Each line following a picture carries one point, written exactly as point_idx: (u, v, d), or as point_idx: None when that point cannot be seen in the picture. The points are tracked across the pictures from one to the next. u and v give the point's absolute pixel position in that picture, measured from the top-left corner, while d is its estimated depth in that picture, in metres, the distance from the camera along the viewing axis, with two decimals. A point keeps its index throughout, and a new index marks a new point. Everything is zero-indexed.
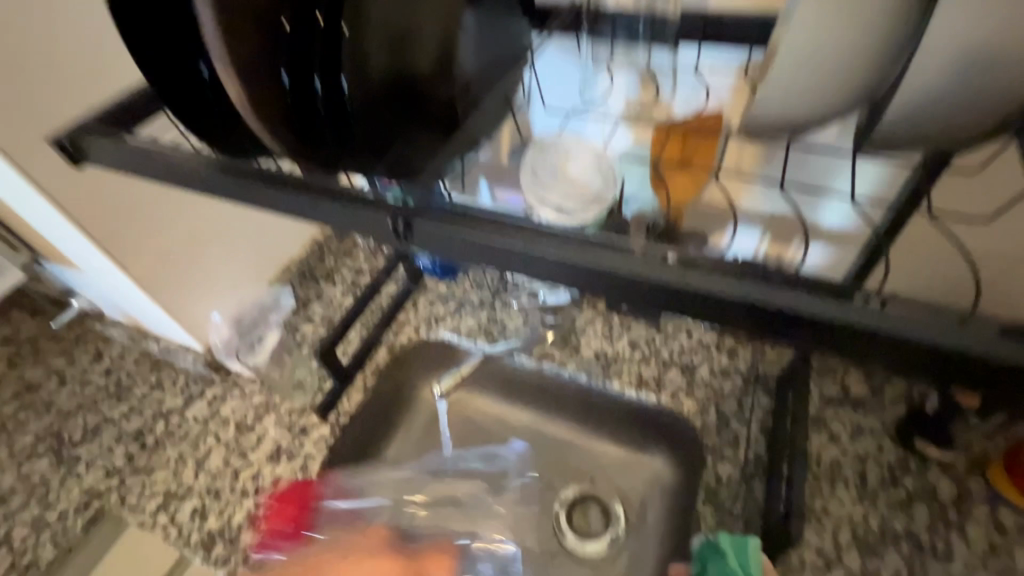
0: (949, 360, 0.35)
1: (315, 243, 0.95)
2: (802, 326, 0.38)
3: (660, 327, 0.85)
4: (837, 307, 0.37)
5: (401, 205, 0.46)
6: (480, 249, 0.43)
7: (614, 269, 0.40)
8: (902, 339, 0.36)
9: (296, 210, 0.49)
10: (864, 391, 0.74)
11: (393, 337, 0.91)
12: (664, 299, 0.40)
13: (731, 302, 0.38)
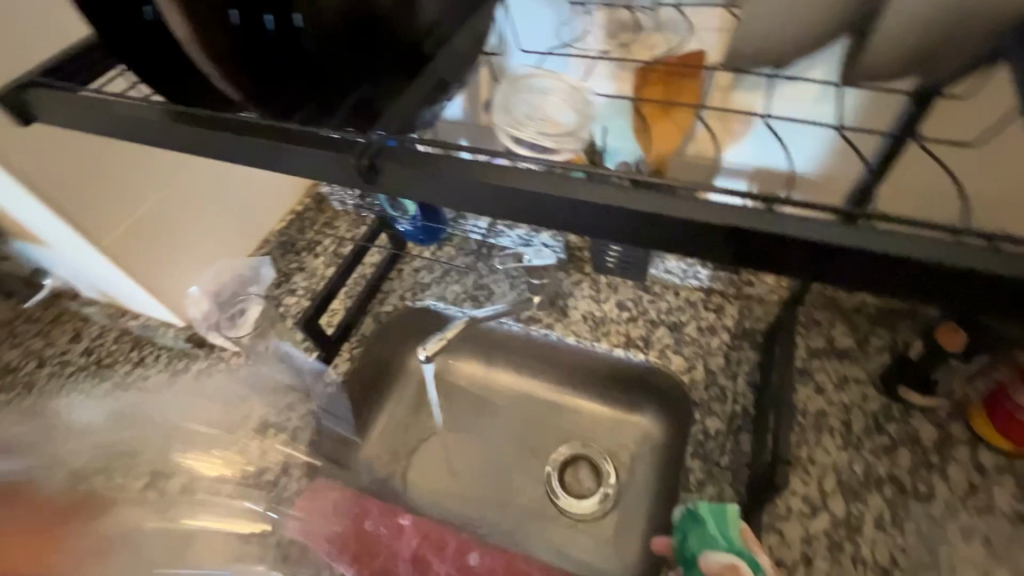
0: (943, 282, 0.32)
1: (295, 215, 0.96)
2: (793, 251, 0.34)
3: (646, 287, 0.83)
4: (829, 229, 0.33)
5: (369, 143, 0.39)
6: (428, 185, 0.38)
7: (599, 199, 0.36)
8: (906, 259, 0.32)
9: (254, 160, 0.41)
10: (851, 343, 0.72)
11: (378, 308, 0.87)
12: (629, 234, 0.36)
13: (701, 230, 0.35)
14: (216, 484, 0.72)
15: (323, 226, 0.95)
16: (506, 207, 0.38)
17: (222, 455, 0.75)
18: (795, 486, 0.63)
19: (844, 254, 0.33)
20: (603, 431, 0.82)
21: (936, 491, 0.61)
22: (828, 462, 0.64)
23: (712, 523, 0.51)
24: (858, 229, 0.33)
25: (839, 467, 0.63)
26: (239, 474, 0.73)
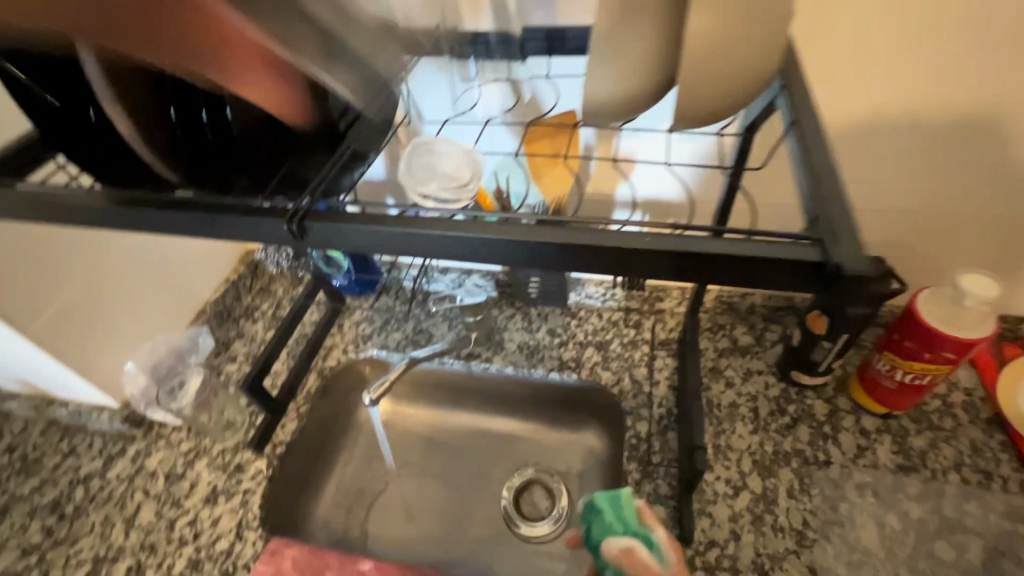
0: (785, 269, 0.39)
1: (228, 284, 0.97)
2: (666, 260, 0.40)
3: (572, 313, 0.91)
4: (690, 239, 0.40)
5: (298, 207, 0.44)
6: (340, 234, 0.44)
7: (501, 236, 0.42)
8: (750, 255, 0.39)
9: (193, 230, 0.46)
10: (749, 339, 0.83)
11: (322, 363, 0.90)
12: (516, 258, 0.43)
13: (585, 250, 0.41)
14: (167, 562, 0.71)
15: (260, 292, 0.98)
16: (408, 245, 0.44)
17: (171, 531, 0.73)
18: (718, 472, 0.70)
19: (701, 257, 0.39)
20: (551, 453, 0.86)
21: (832, 456, 0.71)
22: (742, 446, 0.72)
23: (610, 511, 0.55)
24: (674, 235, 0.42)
25: (753, 449, 0.72)
26: (189, 547, 0.72)
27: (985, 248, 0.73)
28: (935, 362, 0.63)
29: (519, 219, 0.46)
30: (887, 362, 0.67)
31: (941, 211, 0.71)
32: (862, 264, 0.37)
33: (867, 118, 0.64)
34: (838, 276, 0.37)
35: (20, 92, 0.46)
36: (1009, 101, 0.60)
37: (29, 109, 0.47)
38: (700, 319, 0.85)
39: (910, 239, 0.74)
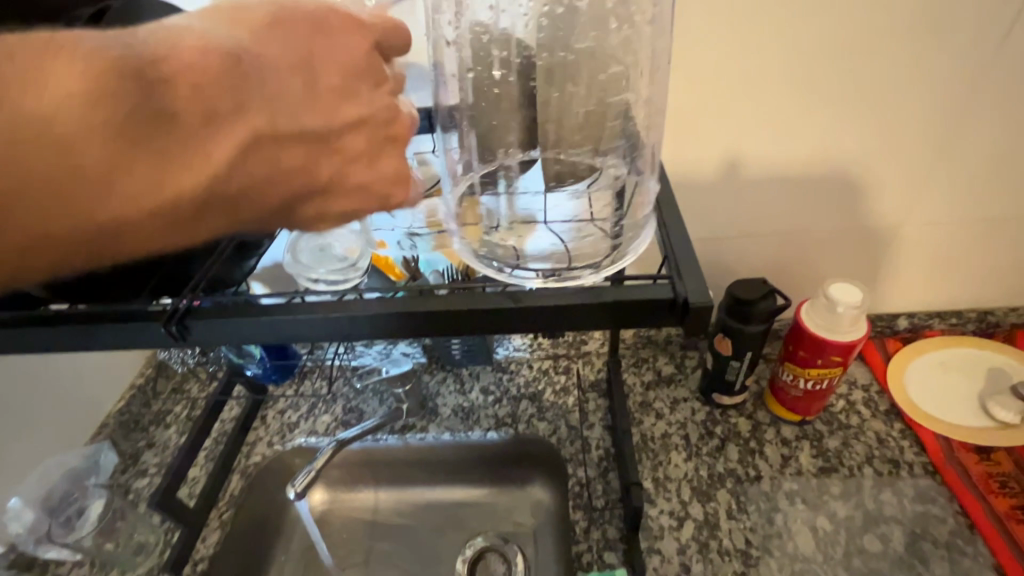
0: (647, 309, 0.44)
1: (136, 389, 0.90)
2: (548, 313, 0.44)
3: (502, 368, 0.92)
4: (570, 294, 0.45)
5: (174, 308, 0.43)
6: (225, 329, 0.43)
7: (393, 311, 0.45)
8: (618, 301, 0.44)
9: (72, 343, 0.44)
10: (671, 369, 0.87)
11: (245, 461, 0.84)
12: (415, 322, 0.45)
13: (480, 313, 0.44)
14: None
15: (171, 394, 0.92)
16: (303, 330, 0.44)
17: None
18: (660, 506, 0.71)
19: (576, 308, 0.44)
20: (501, 517, 0.83)
21: (762, 470, 0.74)
22: (679, 475, 0.74)
23: None
24: (560, 288, 0.46)
25: (689, 476, 0.74)
26: None
27: (848, 259, 0.83)
28: (827, 365, 0.69)
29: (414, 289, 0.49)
30: (789, 372, 0.73)
31: (807, 231, 0.80)
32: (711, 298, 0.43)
33: (728, 156, 0.72)
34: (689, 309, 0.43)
35: None
36: (831, 138, 0.71)
37: None
38: (623, 357, 0.88)
39: (788, 257, 0.83)
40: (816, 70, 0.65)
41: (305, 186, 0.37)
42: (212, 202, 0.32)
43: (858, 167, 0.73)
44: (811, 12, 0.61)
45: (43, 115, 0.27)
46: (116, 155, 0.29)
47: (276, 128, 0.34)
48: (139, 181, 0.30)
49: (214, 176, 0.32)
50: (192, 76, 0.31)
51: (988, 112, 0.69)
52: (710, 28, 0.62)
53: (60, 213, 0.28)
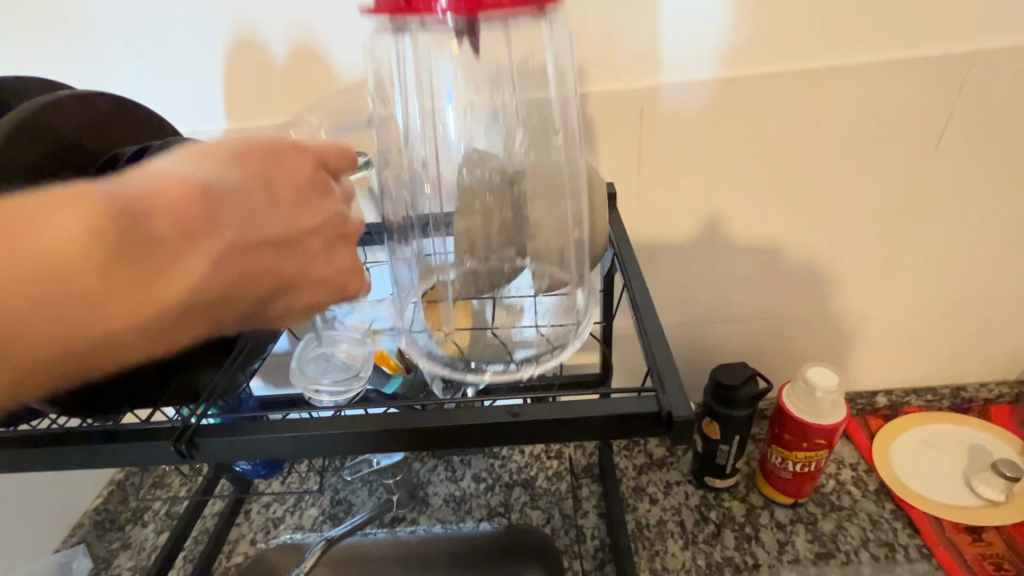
0: (634, 421, 0.45)
1: (115, 483, 0.88)
2: (538, 426, 0.46)
3: (493, 454, 0.92)
4: (560, 407, 0.46)
5: (185, 425, 0.45)
6: (233, 446, 0.45)
7: (393, 425, 0.46)
8: (606, 415, 0.45)
9: (77, 459, 0.45)
10: (662, 452, 0.87)
11: (225, 563, 0.80)
12: (407, 432, 0.46)
13: (476, 426, 0.46)
14: None
15: (151, 488, 0.89)
16: (305, 446, 0.46)
17: None
18: None
19: (566, 420, 0.45)
20: None
21: (760, 558, 0.73)
22: (676, 565, 0.73)
23: None
24: (551, 404, 0.47)
25: (687, 566, 0.72)
26: None
27: (821, 339, 0.87)
28: (813, 449, 0.70)
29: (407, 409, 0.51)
30: (778, 455, 0.74)
31: (779, 313, 0.84)
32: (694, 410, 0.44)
33: (701, 246, 0.78)
34: (673, 420, 0.44)
35: None
36: (789, 231, 0.77)
37: None
38: (614, 441, 0.88)
39: (764, 340, 0.87)
40: (770, 170, 0.72)
41: (303, 272, 0.40)
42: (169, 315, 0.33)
43: (819, 256, 0.79)
44: (759, 126, 0.69)
45: (56, 236, 0.30)
46: (76, 279, 0.30)
47: (232, 240, 0.35)
48: (99, 300, 0.31)
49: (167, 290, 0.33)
50: (192, 188, 0.34)
51: (930, 205, 0.76)
52: (671, 139, 0.70)
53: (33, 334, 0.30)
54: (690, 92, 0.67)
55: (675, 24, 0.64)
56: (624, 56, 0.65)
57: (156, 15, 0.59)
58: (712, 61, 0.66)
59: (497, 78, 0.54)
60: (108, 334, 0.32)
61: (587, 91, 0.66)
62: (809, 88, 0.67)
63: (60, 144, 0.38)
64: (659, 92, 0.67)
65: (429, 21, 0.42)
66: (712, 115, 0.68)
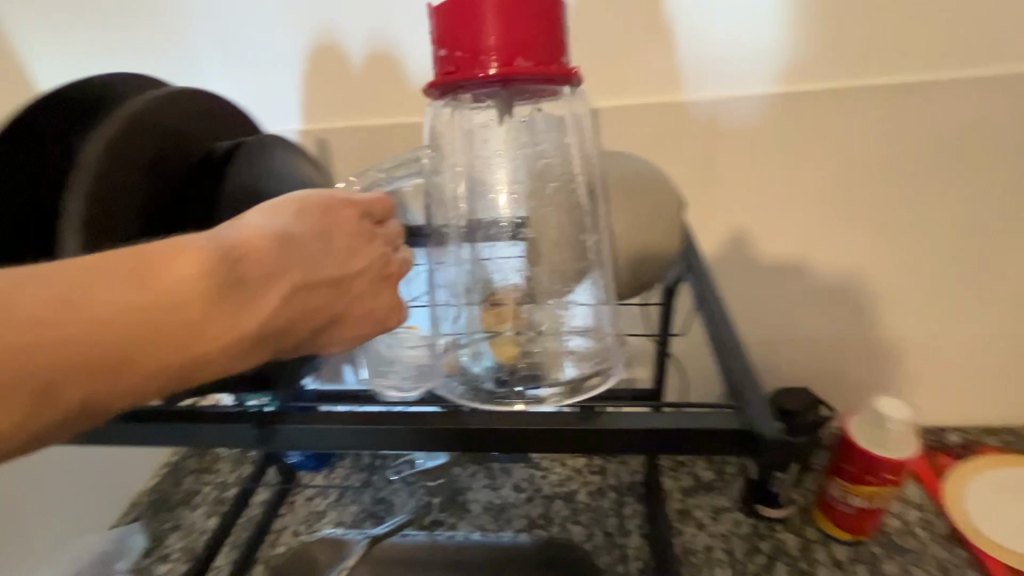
0: (707, 437, 0.43)
1: (170, 466, 0.94)
2: (601, 436, 0.45)
3: (535, 464, 0.91)
4: (624, 417, 0.45)
5: (265, 414, 0.47)
6: (307, 435, 0.47)
7: (455, 424, 0.46)
8: (677, 430, 0.44)
9: (160, 437, 0.48)
10: (711, 476, 0.84)
11: (269, 551, 0.82)
12: (457, 432, 0.46)
13: (542, 432, 0.45)
14: None
15: (202, 474, 0.92)
16: (372, 440, 0.47)
17: None
18: None
19: (635, 432, 0.44)
20: None
21: None
22: None
23: None
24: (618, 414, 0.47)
25: None
26: None
27: (887, 368, 0.83)
28: (881, 483, 0.66)
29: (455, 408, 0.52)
30: (840, 488, 0.70)
31: (842, 338, 0.81)
32: (779, 431, 0.42)
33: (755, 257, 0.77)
34: (747, 438, 0.43)
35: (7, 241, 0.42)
36: (853, 254, 0.75)
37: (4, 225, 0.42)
38: (661, 461, 0.86)
39: (823, 367, 0.83)
40: (830, 185, 0.72)
41: (356, 271, 0.41)
42: (230, 337, 0.33)
43: (884, 281, 0.76)
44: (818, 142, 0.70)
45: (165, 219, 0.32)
46: (166, 278, 0.31)
47: (296, 242, 0.37)
48: (162, 324, 0.30)
49: (231, 315, 0.33)
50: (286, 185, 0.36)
51: (1013, 233, 0.72)
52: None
53: (81, 357, 0.28)
54: (746, 106, 0.68)
55: (732, 42, 0.66)
56: (682, 72, 0.68)
57: (244, 24, 0.62)
58: (769, 77, 0.67)
59: (523, 124, 0.54)
60: (163, 359, 0.31)
61: (645, 106, 0.69)
62: (866, 104, 0.67)
63: (158, 140, 0.40)
64: (714, 108, 0.69)
65: (468, 88, 0.42)
66: (768, 130, 0.69)
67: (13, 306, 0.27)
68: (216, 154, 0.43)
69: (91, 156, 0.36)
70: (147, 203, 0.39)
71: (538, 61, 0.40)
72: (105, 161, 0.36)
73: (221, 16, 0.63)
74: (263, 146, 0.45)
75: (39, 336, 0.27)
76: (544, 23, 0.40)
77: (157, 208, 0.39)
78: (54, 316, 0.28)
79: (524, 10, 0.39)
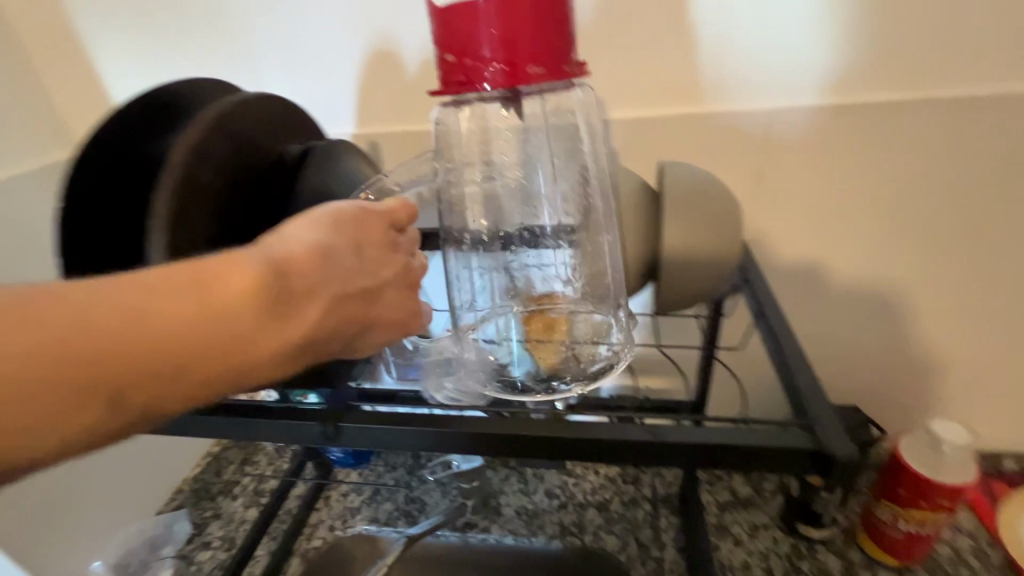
0: (767, 454, 0.43)
1: (211, 456, 0.97)
2: (654, 449, 0.44)
3: (568, 471, 0.90)
4: (678, 431, 0.45)
5: (329, 411, 0.49)
6: (371, 434, 0.48)
7: (507, 431, 0.47)
8: (734, 445, 0.43)
9: (226, 430, 0.50)
10: (749, 491, 0.83)
11: (305, 544, 0.84)
12: (506, 437, 0.47)
13: (597, 442, 0.45)
14: None
15: (242, 465, 0.95)
16: (429, 441, 0.48)
17: None
18: None
19: (690, 446, 0.44)
20: None
21: None
22: None
23: None
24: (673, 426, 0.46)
25: None
26: None
27: (938, 387, 0.80)
28: (933, 509, 0.64)
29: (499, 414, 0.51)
30: (887, 511, 0.67)
31: (891, 355, 0.79)
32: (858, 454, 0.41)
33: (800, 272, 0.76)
34: (808, 458, 0.42)
35: (88, 238, 0.45)
36: (908, 271, 0.73)
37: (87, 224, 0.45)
38: (698, 474, 0.84)
39: (863, 380, 0.82)
40: (890, 201, 0.69)
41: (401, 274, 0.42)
42: (280, 343, 0.33)
43: (933, 299, 0.74)
44: (879, 160, 0.67)
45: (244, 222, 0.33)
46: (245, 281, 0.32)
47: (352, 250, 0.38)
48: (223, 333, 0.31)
49: (286, 322, 0.33)
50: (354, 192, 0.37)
51: None
52: (775, 164, 0.69)
53: (151, 362, 0.29)
54: (791, 120, 0.66)
55: (793, 59, 0.63)
56: (727, 84, 0.65)
57: (304, 27, 0.64)
58: (817, 89, 0.64)
59: (538, 135, 0.56)
60: (224, 364, 0.31)
61: (688, 115, 0.67)
62: (922, 119, 0.64)
63: (231, 149, 0.41)
64: (762, 120, 0.66)
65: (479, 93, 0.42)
66: (815, 144, 0.67)
67: (94, 311, 0.28)
68: (287, 161, 0.46)
69: (182, 155, 0.37)
70: (225, 202, 0.40)
71: (546, 65, 0.39)
72: (196, 161, 0.37)
73: (282, 23, 0.65)
74: (331, 154, 0.48)
75: (117, 340, 0.28)
76: (549, 23, 0.38)
77: (232, 217, 0.41)
78: (129, 320, 0.29)
79: (528, 16, 0.38)
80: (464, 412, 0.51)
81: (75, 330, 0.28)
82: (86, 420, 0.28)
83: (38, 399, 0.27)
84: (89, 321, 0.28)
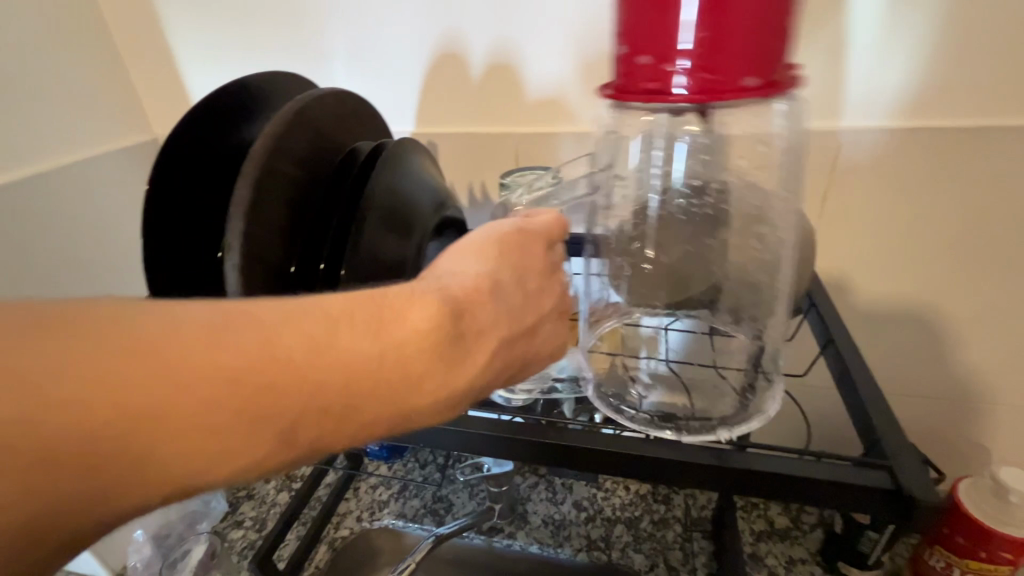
0: (835, 490, 0.41)
1: None
2: (708, 471, 0.43)
3: (598, 484, 0.89)
4: (738, 456, 0.44)
5: None
6: (422, 433, 0.49)
7: (558, 442, 0.46)
8: (796, 478, 0.42)
9: None
10: (786, 523, 0.80)
11: (333, 533, 0.85)
12: (554, 447, 0.47)
13: (650, 460, 0.44)
14: None
15: None
16: (480, 446, 0.48)
17: None
18: None
19: (748, 474, 0.43)
20: None
21: None
22: None
23: None
24: (732, 451, 0.45)
25: None
26: None
27: (998, 434, 0.77)
28: (994, 563, 0.60)
29: (535, 421, 0.51)
30: (940, 559, 0.64)
31: (951, 395, 0.76)
32: (941, 499, 0.39)
33: (859, 301, 0.73)
34: (883, 495, 0.40)
35: (166, 226, 0.46)
36: (984, 311, 0.69)
37: (167, 211, 0.46)
38: (734, 499, 0.82)
39: (916, 417, 0.79)
40: (971, 237, 0.66)
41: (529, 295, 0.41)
42: (376, 368, 0.31)
43: (1006, 340, 0.70)
44: (964, 191, 0.63)
45: None
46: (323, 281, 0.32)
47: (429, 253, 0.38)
48: (316, 374, 0.29)
49: (387, 349, 0.32)
50: None
51: None
52: (845, 187, 0.66)
53: (247, 409, 0.28)
54: (859, 142, 0.63)
55: (883, 79, 0.60)
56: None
57: (374, 25, 0.66)
58: (888, 111, 0.61)
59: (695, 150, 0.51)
60: (310, 420, 0.30)
61: None
62: (1009, 150, 0.60)
63: (309, 144, 0.42)
64: (826, 140, 0.64)
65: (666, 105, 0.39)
66: (883, 170, 0.64)
67: (186, 347, 0.27)
68: (361, 154, 0.46)
69: (261, 149, 0.39)
70: (300, 195, 0.41)
71: (760, 77, 0.36)
72: (272, 156, 0.39)
73: (359, 22, 0.67)
74: (403, 149, 0.48)
75: (207, 380, 0.27)
76: (768, 33, 0.35)
77: (310, 207, 0.42)
78: (220, 359, 0.27)
79: (752, 23, 0.35)
80: (511, 418, 0.52)
81: (166, 366, 0.26)
82: (177, 464, 0.27)
83: (131, 440, 0.25)
84: (191, 356, 0.27)
